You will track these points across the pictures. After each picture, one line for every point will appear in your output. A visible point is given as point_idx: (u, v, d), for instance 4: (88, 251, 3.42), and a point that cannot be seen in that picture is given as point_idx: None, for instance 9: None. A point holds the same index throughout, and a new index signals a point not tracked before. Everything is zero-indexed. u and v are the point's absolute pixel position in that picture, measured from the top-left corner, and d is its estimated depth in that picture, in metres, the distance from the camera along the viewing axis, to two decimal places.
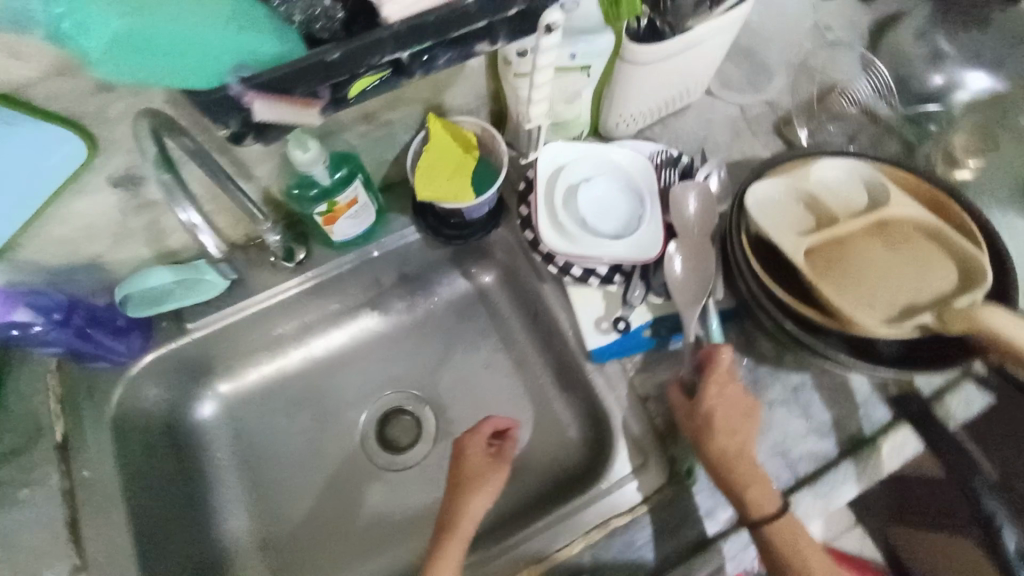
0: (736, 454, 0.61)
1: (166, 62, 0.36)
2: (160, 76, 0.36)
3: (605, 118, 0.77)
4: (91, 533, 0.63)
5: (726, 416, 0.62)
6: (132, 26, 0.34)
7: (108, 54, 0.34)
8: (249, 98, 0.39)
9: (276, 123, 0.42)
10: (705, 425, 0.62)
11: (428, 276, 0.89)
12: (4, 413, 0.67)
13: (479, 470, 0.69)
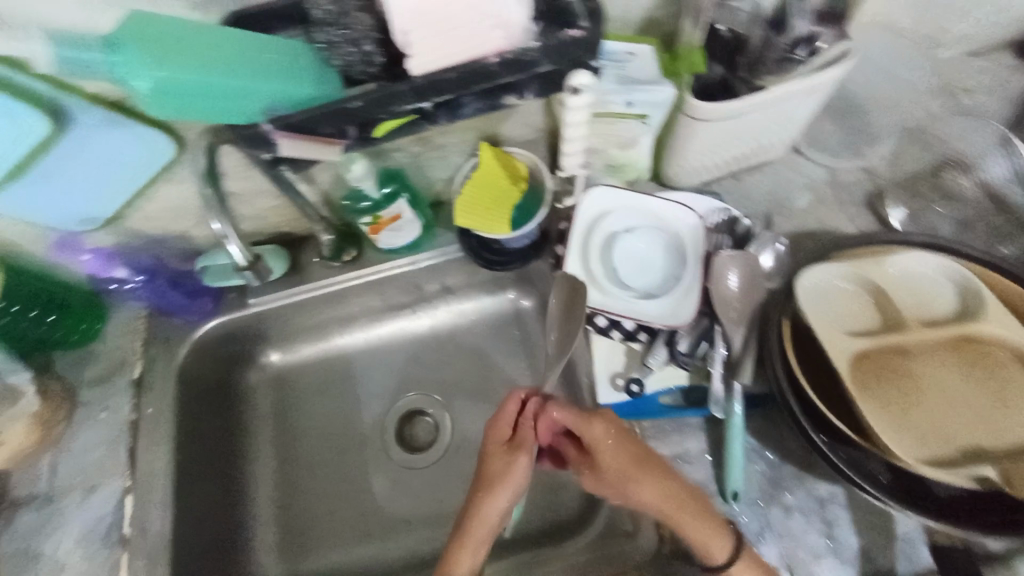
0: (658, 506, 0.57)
1: (202, 105, 0.41)
2: (199, 114, 0.41)
3: (665, 166, 0.73)
4: (141, 463, 0.74)
5: (617, 461, 0.59)
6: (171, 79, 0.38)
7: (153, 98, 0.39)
8: (278, 135, 0.44)
9: (302, 156, 0.46)
10: (616, 480, 0.59)
11: (468, 291, 0.92)
12: (102, 345, 0.81)
13: (504, 466, 0.62)
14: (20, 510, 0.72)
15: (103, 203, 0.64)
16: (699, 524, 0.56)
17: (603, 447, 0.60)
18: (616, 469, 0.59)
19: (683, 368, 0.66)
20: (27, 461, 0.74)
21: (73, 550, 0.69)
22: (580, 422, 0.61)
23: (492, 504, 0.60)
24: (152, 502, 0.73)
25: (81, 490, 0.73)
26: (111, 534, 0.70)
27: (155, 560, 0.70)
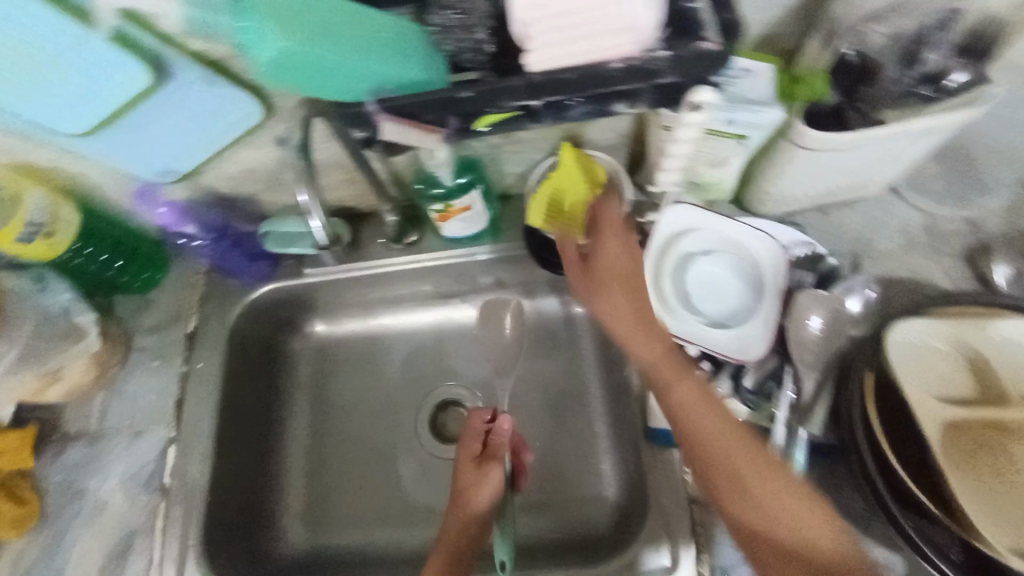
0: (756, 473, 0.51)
1: (321, 80, 0.39)
2: (316, 89, 0.39)
3: (751, 190, 0.69)
4: (188, 416, 0.76)
5: (712, 417, 0.54)
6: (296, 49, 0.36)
7: (275, 68, 0.37)
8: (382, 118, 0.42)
9: (400, 142, 0.44)
10: (711, 432, 0.53)
11: (521, 289, 0.90)
12: (161, 294, 0.82)
13: (476, 478, 0.69)
14: (72, 443, 0.75)
15: (185, 158, 0.64)
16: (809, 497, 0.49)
17: (705, 397, 0.55)
18: (716, 424, 0.53)
19: (746, 405, 0.61)
20: (82, 398, 0.76)
21: (117, 490, 0.72)
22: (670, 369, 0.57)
23: (476, 491, 0.68)
24: (192, 456, 0.74)
25: (128, 434, 0.75)
26: (153, 480, 0.72)
27: (189, 511, 0.71)
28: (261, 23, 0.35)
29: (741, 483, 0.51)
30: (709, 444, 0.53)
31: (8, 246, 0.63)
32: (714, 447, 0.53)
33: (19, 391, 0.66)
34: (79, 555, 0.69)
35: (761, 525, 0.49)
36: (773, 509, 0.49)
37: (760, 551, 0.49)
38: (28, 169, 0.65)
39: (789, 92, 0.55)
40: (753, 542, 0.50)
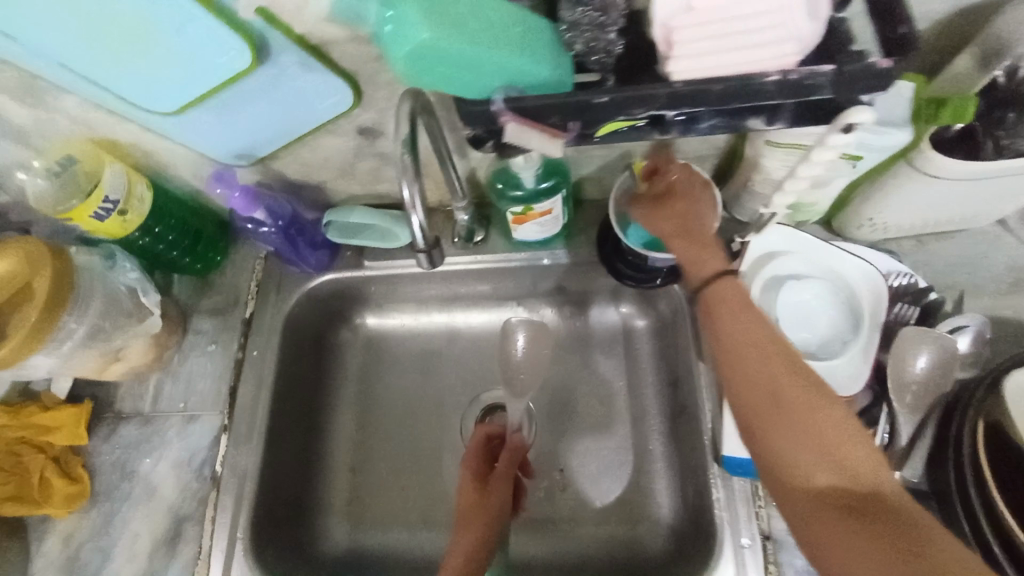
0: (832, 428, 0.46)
1: (451, 75, 0.36)
2: (444, 85, 0.37)
3: (847, 214, 0.65)
4: (242, 405, 0.74)
5: (791, 370, 0.49)
6: (434, 42, 0.34)
7: (408, 62, 0.35)
8: (505, 117, 0.38)
9: (518, 144, 0.41)
10: (785, 381, 0.48)
11: (581, 297, 0.87)
12: (221, 276, 0.82)
13: (480, 501, 0.71)
14: (125, 423, 0.74)
15: (269, 142, 0.63)
16: (865, 435, 0.46)
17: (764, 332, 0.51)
18: (770, 361, 0.49)
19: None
20: (138, 377, 0.76)
21: (168, 474, 0.71)
22: (741, 313, 0.53)
23: (486, 500, 0.71)
24: (244, 446, 0.72)
25: (182, 418, 0.74)
26: (205, 468, 0.71)
27: (239, 501, 0.69)
28: (405, 15, 0.33)
29: (798, 430, 0.46)
30: (763, 382, 0.49)
31: (83, 221, 0.62)
32: (766, 384, 0.49)
33: (84, 368, 0.66)
34: (129, 537, 0.68)
35: (817, 466, 0.45)
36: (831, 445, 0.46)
37: (816, 499, 0.45)
38: (110, 144, 0.64)
39: (928, 115, 0.51)
40: (800, 484, 0.45)
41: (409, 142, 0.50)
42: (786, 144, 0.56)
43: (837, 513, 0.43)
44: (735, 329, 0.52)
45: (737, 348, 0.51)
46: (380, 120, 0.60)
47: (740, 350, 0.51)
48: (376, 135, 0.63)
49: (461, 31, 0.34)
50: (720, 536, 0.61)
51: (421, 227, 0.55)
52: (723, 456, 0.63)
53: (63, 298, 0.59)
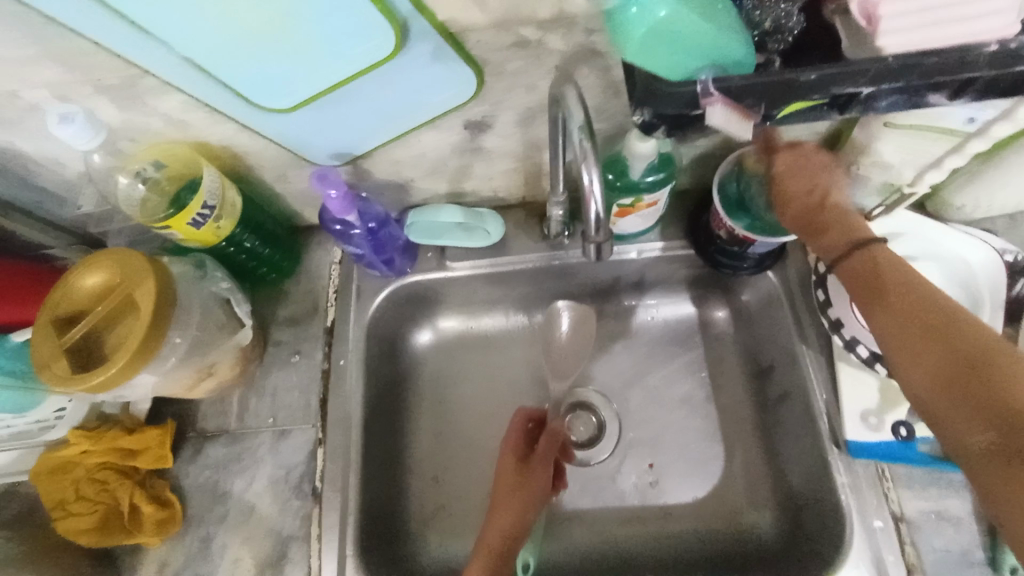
0: (978, 368, 0.44)
1: (671, 55, 0.36)
2: (659, 64, 0.37)
3: (949, 193, 0.65)
4: (333, 414, 0.71)
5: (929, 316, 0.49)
6: (670, 22, 0.34)
7: (639, 42, 0.35)
8: (712, 99, 0.38)
9: (718, 131, 0.40)
10: (919, 328, 0.49)
11: (660, 290, 0.84)
12: (295, 284, 0.78)
13: (517, 485, 0.70)
14: (211, 442, 0.71)
15: (366, 139, 0.60)
16: None
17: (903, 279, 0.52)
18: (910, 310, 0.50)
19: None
20: (221, 394, 0.72)
21: (265, 493, 0.68)
22: (872, 270, 0.54)
23: (514, 504, 0.68)
24: (342, 460, 0.69)
25: (273, 433, 0.71)
26: (304, 484, 0.68)
27: (344, 516, 0.67)
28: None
29: (947, 375, 0.46)
30: (901, 331, 0.50)
31: (179, 229, 0.60)
32: (906, 331, 0.49)
33: (175, 386, 0.62)
34: (230, 562, 0.65)
35: (970, 402, 0.44)
36: (988, 387, 0.44)
37: (975, 443, 0.44)
38: (202, 146, 0.61)
39: None
40: (960, 427, 0.45)
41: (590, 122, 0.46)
42: (908, 124, 0.55)
43: (996, 461, 0.42)
44: (879, 289, 0.53)
45: (876, 298, 0.53)
46: (492, 111, 0.59)
47: (880, 299, 0.52)
48: (482, 128, 0.62)
49: (695, 11, 0.34)
50: (849, 521, 0.61)
51: (597, 214, 0.49)
52: (847, 441, 0.63)
53: (164, 317, 0.56)
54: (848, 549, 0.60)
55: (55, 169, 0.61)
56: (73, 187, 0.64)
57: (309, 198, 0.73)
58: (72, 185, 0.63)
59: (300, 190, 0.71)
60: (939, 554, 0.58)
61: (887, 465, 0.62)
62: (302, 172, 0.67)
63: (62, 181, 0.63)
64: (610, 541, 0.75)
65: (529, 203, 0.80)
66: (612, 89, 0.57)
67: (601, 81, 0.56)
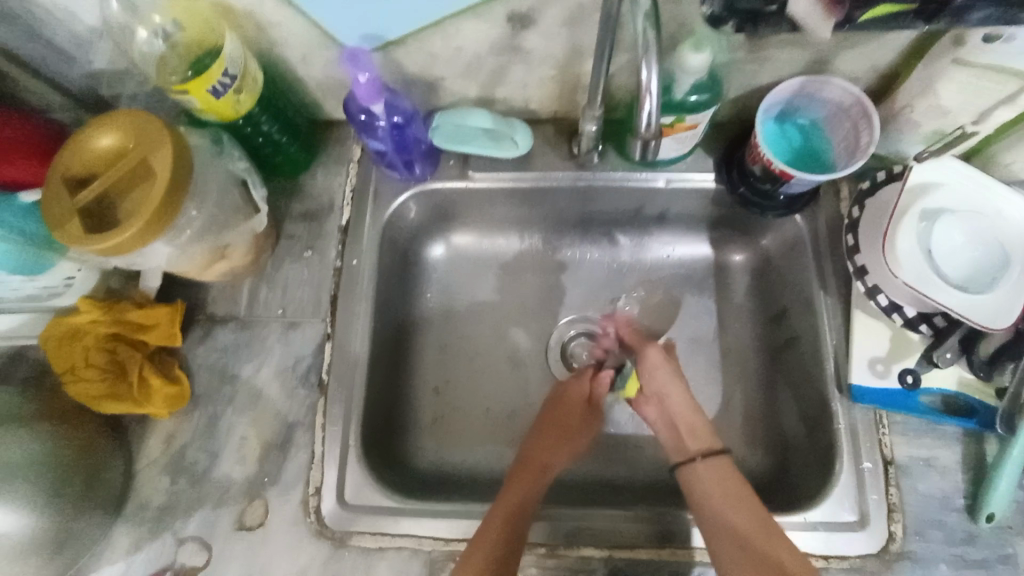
0: (718, 477, 0.64)
1: None
2: None
3: (1000, 152, 0.63)
4: (341, 313, 0.71)
5: (688, 417, 0.70)
6: None
7: None
8: None
9: (796, 21, 0.42)
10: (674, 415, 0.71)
11: (681, 229, 0.81)
12: (311, 180, 0.76)
13: (581, 418, 0.73)
14: (221, 327, 0.71)
15: (403, 22, 0.58)
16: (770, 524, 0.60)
17: (735, 483, 0.63)
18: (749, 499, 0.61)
19: (971, 372, 0.62)
20: (231, 281, 0.72)
21: (273, 380, 0.69)
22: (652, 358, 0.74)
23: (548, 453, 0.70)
24: (348, 356, 0.70)
25: (282, 325, 0.71)
26: (311, 375, 0.69)
27: (348, 410, 0.68)
28: None
29: (715, 479, 0.64)
30: (672, 412, 0.71)
31: (198, 95, 0.58)
32: (678, 417, 0.70)
33: (191, 263, 0.64)
34: (237, 439, 0.67)
35: (727, 501, 0.62)
36: (739, 501, 0.61)
37: (722, 503, 0.62)
38: (226, 10, 0.58)
39: None
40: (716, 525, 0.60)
41: (653, 13, 0.45)
42: (977, 65, 0.52)
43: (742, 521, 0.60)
44: (710, 488, 0.64)
45: (712, 503, 0.62)
46: (540, 2, 0.55)
47: (723, 494, 0.62)
48: (525, 24, 0.58)
49: None
50: (841, 461, 0.63)
51: (650, 115, 0.49)
52: (851, 386, 0.64)
53: (182, 185, 0.55)
54: (837, 486, 0.62)
55: (66, 19, 0.57)
56: (85, 44, 0.60)
57: (332, 87, 0.69)
58: (83, 41, 0.60)
59: (323, 78, 0.68)
60: (922, 497, 0.60)
61: (886, 413, 0.63)
62: (329, 54, 0.63)
63: (71, 35, 0.59)
64: (591, 463, 0.75)
65: (558, 120, 0.76)
66: None
67: None
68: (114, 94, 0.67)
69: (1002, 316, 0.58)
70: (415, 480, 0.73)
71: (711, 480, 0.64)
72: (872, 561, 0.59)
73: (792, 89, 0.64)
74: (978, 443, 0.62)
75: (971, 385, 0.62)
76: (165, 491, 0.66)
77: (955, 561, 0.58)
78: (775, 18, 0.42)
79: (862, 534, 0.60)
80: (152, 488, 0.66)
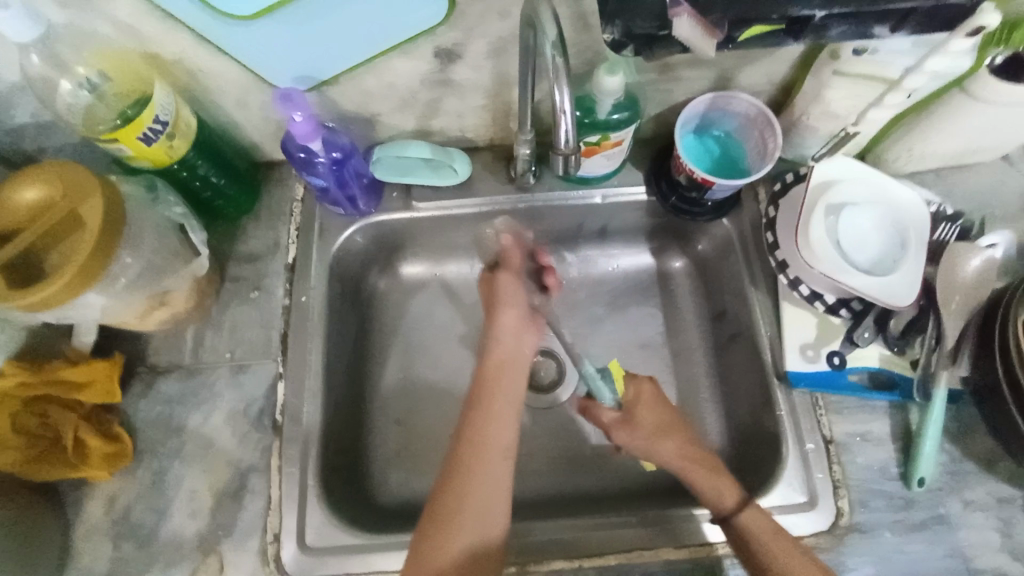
0: (756, 534, 0.58)
1: None
2: None
3: (886, 149, 0.71)
4: (293, 351, 0.70)
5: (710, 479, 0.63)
6: None
7: None
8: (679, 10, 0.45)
9: (682, 43, 0.47)
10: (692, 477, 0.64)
11: (622, 241, 0.85)
12: (254, 220, 0.76)
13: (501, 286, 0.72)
14: (164, 377, 0.69)
15: (332, 61, 0.60)
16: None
17: (768, 528, 0.58)
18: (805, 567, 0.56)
19: (889, 348, 0.68)
20: (174, 329, 0.70)
21: (223, 427, 0.67)
22: (655, 433, 0.66)
23: (500, 427, 0.62)
24: (302, 393, 0.69)
25: (231, 369, 0.69)
26: (265, 418, 0.67)
27: (305, 450, 0.66)
28: None
29: (755, 535, 0.58)
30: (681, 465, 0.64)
31: (129, 143, 0.58)
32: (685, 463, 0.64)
33: (128, 312, 0.62)
34: (186, 495, 0.64)
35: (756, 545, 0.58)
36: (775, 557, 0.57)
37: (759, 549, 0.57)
38: (155, 60, 0.58)
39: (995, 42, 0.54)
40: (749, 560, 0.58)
41: (559, 41, 0.49)
42: (853, 75, 0.59)
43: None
44: (749, 537, 0.58)
45: (756, 551, 0.57)
46: (463, 38, 0.59)
47: (762, 540, 0.58)
48: (452, 58, 0.62)
49: None
50: (787, 445, 0.66)
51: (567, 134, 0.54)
52: (788, 372, 0.69)
53: (114, 232, 0.54)
54: (787, 469, 0.65)
55: None
56: (5, 100, 0.59)
57: (269, 127, 0.71)
58: (1, 94, 0.59)
59: (260, 119, 0.69)
60: (861, 469, 0.64)
61: (821, 394, 0.68)
62: (262, 96, 0.65)
63: None
64: (570, 490, 0.75)
65: (495, 147, 0.80)
66: (581, 23, 0.59)
67: (571, 14, 0.57)
68: (39, 147, 0.66)
69: (907, 292, 0.64)
70: (380, 516, 0.71)
71: (757, 531, 0.58)
72: (827, 537, 0.62)
73: (704, 105, 0.70)
74: (905, 413, 0.67)
75: (891, 360, 0.68)
76: (110, 558, 0.62)
77: (899, 527, 0.62)
78: (668, 40, 0.47)
79: (814, 511, 0.63)
80: (93, 557, 0.62)
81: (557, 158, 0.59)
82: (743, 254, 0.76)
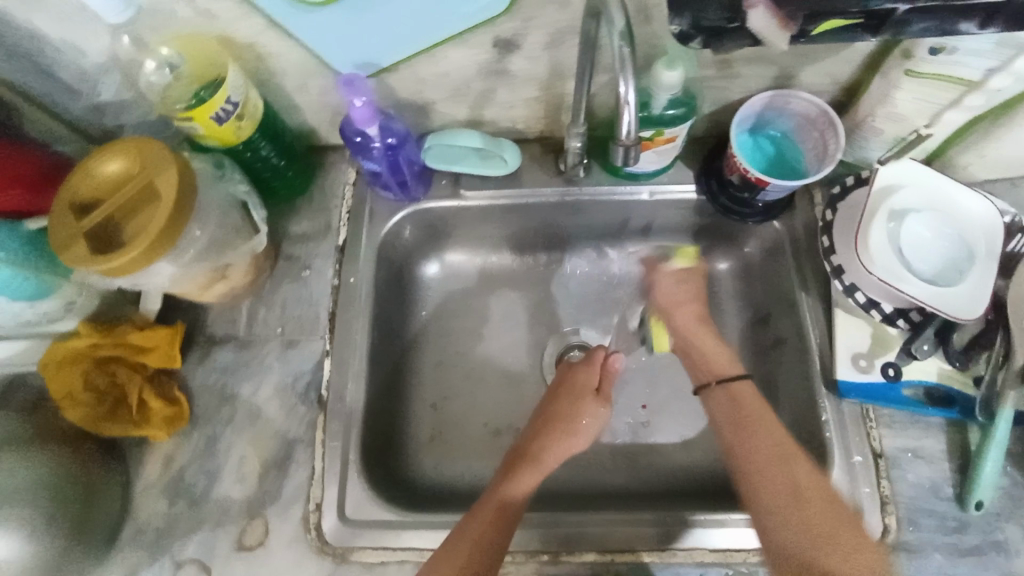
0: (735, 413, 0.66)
1: None
2: None
3: (958, 154, 0.67)
4: (339, 330, 0.73)
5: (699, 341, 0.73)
6: None
7: None
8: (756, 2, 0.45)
9: (756, 35, 0.47)
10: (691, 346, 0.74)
11: (667, 239, 0.84)
12: (309, 202, 0.78)
13: (578, 407, 0.70)
14: (220, 347, 0.72)
15: (393, 48, 0.61)
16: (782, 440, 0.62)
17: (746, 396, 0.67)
18: (761, 419, 0.64)
19: (949, 363, 0.65)
20: (230, 303, 0.74)
21: (272, 399, 0.70)
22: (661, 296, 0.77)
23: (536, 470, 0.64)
24: (347, 371, 0.71)
25: (281, 343, 0.72)
26: (310, 393, 0.70)
27: (348, 425, 0.68)
28: None
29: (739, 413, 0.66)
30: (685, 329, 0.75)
31: (201, 122, 0.61)
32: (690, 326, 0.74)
33: (192, 283, 0.66)
34: (235, 460, 0.67)
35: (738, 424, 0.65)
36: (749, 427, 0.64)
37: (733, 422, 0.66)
38: (228, 43, 0.61)
39: None
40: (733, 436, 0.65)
41: (626, 32, 0.49)
42: (927, 74, 0.56)
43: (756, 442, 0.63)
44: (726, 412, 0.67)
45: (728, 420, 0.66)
46: (523, 29, 0.60)
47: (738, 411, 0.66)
48: (510, 49, 0.63)
49: None
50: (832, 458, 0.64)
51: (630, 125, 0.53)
52: (837, 381, 0.67)
53: (184, 204, 0.57)
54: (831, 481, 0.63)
55: (74, 56, 0.61)
56: (92, 79, 0.63)
57: (328, 113, 0.73)
58: (88, 74, 0.63)
59: (321, 105, 0.71)
60: (911, 487, 0.62)
61: (872, 406, 0.65)
62: (323, 82, 0.67)
63: (78, 69, 0.62)
64: (602, 488, 0.75)
65: (543, 140, 0.80)
66: (642, 15, 0.58)
67: (633, 6, 0.57)
68: (118, 125, 0.70)
69: (973, 306, 0.61)
70: (414, 495, 0.73)
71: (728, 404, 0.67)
72: None
73: (761, 104, 0.68)
74: (963, 432, 0.64)
75: (950, 375, 0.65)
76: (164, 514, 0.65)
77: (949, 549, 0.59)
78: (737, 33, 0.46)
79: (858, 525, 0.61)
80: (149, 512, 0.65)
81: (615, 150, 0.57)
82: (795, 258, 0.73)
